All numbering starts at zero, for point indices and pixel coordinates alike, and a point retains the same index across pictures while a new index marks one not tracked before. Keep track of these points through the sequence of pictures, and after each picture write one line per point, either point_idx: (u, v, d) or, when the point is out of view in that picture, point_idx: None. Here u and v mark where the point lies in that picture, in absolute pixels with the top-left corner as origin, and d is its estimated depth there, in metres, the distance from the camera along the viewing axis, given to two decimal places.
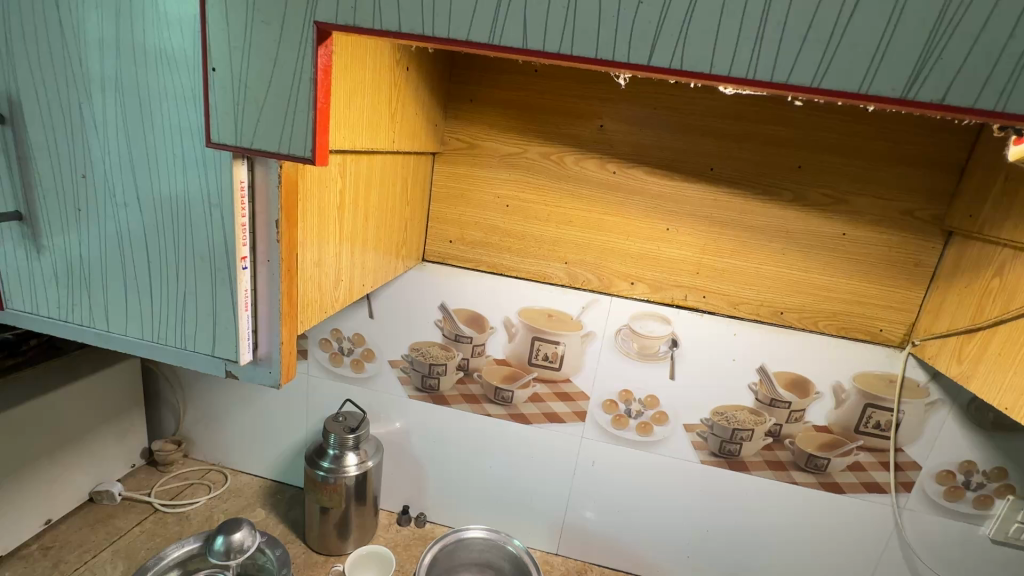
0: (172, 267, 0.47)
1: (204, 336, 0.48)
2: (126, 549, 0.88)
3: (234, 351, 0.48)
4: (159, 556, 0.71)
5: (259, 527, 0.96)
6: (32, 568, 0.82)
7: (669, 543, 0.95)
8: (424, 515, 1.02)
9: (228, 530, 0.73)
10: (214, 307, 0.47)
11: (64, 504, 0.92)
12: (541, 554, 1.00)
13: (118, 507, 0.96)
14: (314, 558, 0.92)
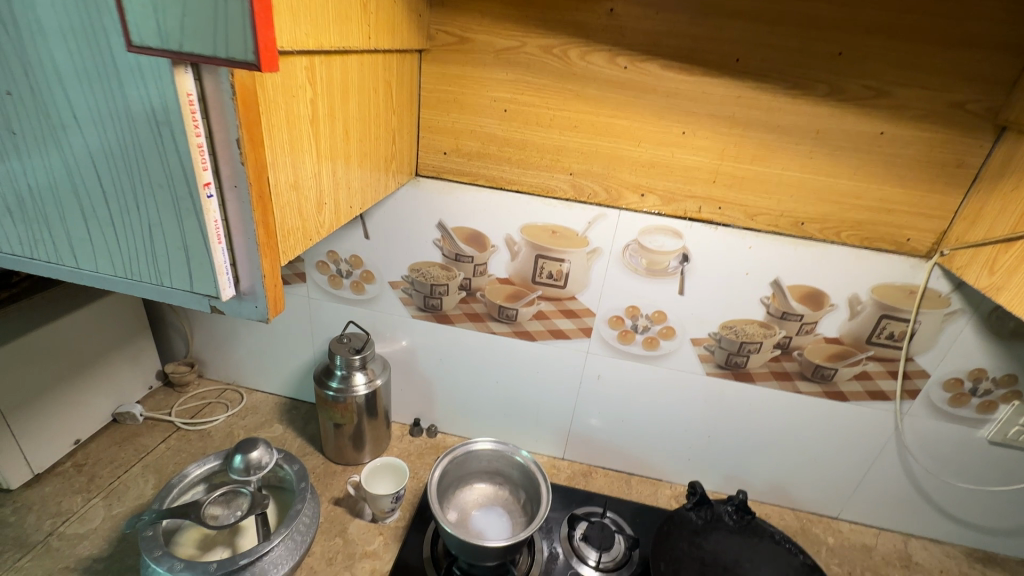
0: (135, 199, 0.42)
1: (181, 273, 0.45)
2: (155, 464, 0.92)
3: (215, 286, 0.45)
4: (181, 474, 0.74)
5: (278, 441, 1.01)
6: (69, 483, 0.87)
7: (671, 448, 0.98)
8: (435, 426, 1.06)
9: (245, 449, 0.76)
10: (186, 241, 0.43)
11: (89, 425, 0.95)
12: (548, 459, 1.05)
13: (142, 426, 1.00)
14: (333, 468, 0.97)
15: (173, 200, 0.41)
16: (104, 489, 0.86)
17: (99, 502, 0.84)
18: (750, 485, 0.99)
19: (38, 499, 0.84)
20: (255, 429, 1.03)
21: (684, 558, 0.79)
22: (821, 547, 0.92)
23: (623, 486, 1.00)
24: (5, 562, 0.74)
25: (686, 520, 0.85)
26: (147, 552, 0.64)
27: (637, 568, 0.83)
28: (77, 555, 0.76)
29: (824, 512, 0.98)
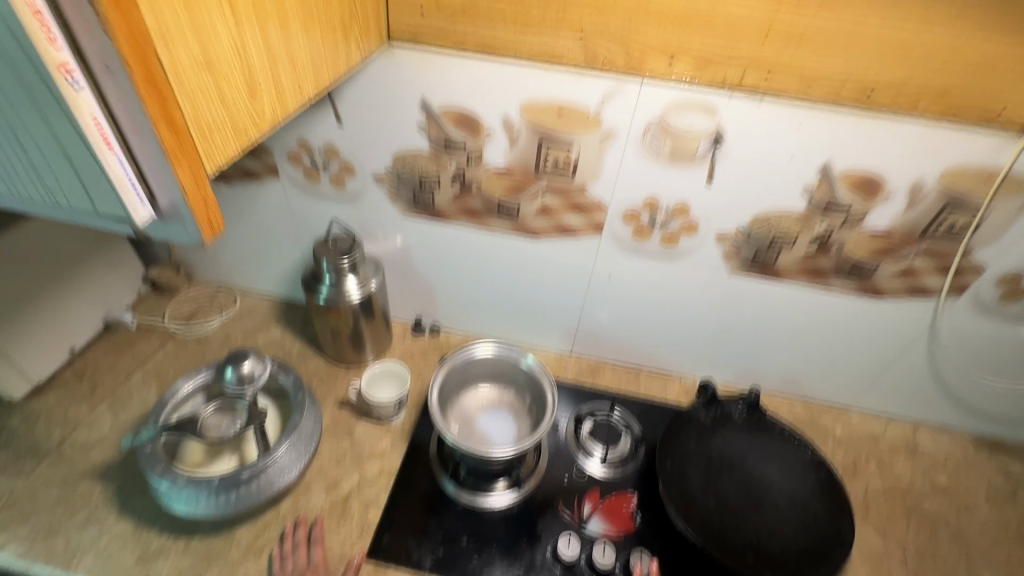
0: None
1: (79, 191, 0.36)
2: (155, 371, 0.91)
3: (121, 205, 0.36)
4: (171, 391, 0.71)
5: (277, 344, 0.98)
6: (73, 393, 0.86)
7: (683, 345, 0.94)
8: (437, 326, 1.02)
9: (235, 362, 0.72)
10: (69, 147, 0.34)
11: (82, 333, 0.92)
12: (555, 356, 1.02)
13: (138, 333, 0.98)
14: (336, 370, 0.95)
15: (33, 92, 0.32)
16: (108, 397, 0.86)
17: (105, 411, 0.84)
18: (763, 379, 0.96)
19: (44, 409, 0.84)
20: (253, 332, 1.00)
21: (691, 456, 0.79)
22: (828, 437, 0.92)
23: (631, 381, 0.98)
24: (22, 470, 0.75)
25: (696, 418, 0.83)
26: (151, 469, 0.65)
27: (643, 462, 0.84)
28: (91, 462, 0.77)
29: (836, 403, 0.97)
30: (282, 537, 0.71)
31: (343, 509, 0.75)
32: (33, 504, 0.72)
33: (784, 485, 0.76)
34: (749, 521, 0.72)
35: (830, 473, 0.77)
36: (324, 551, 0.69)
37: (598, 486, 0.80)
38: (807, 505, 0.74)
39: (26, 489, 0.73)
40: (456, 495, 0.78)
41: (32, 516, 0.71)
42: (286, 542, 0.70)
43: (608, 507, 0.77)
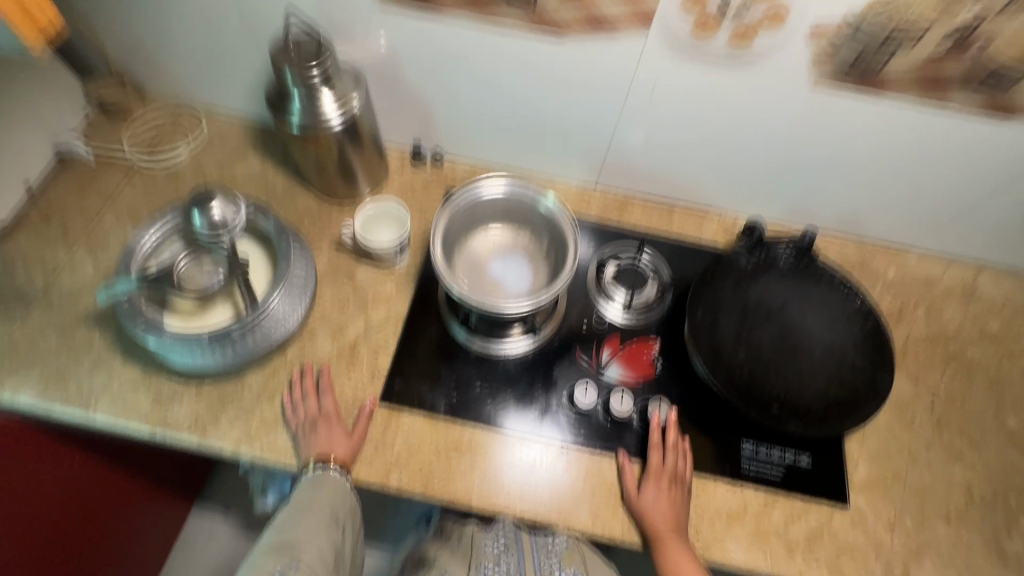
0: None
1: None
2: (128, 211, 0.81)
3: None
4: (137, 241, 0.63)
5: (258, 178, 0.85)
6: (44, 235, 0.78)
7: (729, 173, 0.80)
8: (440, 154, 0.87)
9: (202, 206, 0.62)
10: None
11: (34, 167, 0.80)
12: (576, 190, 0.88)
13: (99, 166, 0.85)
14: (328, 208, 0.84)
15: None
16: (84, 240, 0.78)
17: (84, 254, 0.77)
18: (818, 215, 0.84)
19: (18, 253, 0.76)
20: (228, 164, 0.86)
21: (726, 304, 0.71)
22: (878, 280, 0.83)
23: (663, 219, 0.86)
24: (14, 317, 0.72)
25: (735, 263, 0.74)
26: (131, 323, 0.59)
27: (670, 309, 0.78)
28: (83, 308, 0.73)
29: (895, 242, 0.85)
30: (290, 384, 0.69)
31: (352, 356, 0.72)
32: (35, 350, 0.70)
33: (823, 336, 0.70)
34: (779, 372, 0.67)
35: (877, 324, 0.70)
36: (334, 399, 0.68)
37: (618, 333, 0.76)
38: (845, 357, 0.69)
39: (23, 336, 0.71)
40: (468, 342, 0.74)
41: (38, 362, 0.69)
42: (294, 390, 0.68)
43: (627, 355, 0.74)
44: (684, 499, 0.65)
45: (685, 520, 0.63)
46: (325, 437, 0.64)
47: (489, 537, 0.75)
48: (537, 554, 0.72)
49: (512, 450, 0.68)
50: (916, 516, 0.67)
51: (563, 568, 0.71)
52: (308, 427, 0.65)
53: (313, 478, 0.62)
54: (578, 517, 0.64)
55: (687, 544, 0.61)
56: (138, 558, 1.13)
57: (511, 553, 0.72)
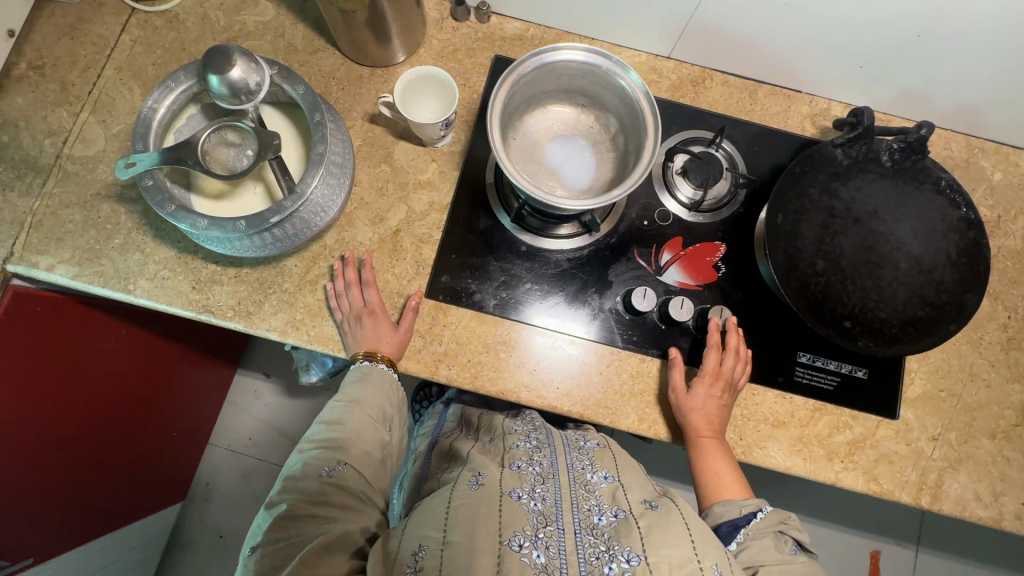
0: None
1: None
2: (130, 67, 0.70)
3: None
4: (151, 108, 0.54)
5: (274, 30, 0.72)
6: (42, 94, 0.69)
7: (840, 47, 0.66)
8: (486, 6, 0.72)
9: (218, 69, 0.52)
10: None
11: (13, 7, 0.67)
12: (646, 60, 0.75)
13: (86, 8, 0.72)
14: (358, 71, 0.72)
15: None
16: (87, 100, 0.69)
17: (91, 119, 0.69)
18: (930, 104, 0.72)
19: (18, 114, 0.68)
20: (237, 11, 0.73)
21: (810, 209, 0.63)
22: (981, 184, 0.73)
23: (745, 100, 0.74)
24: (31, 188, 0.67)
25: (829, 160, 0.64)
26: (160, 208, 0.52)
27: (741, 209, 0.70)
28: (103, 182, 0.67)
29: (1009, 140, 0.74)
30: (333, 274, 0.66)
31: (395, 245, 0.68)
32: (62, 226, 0.66)
33: (915, 248, 0.63)
34: (859, 285, 0.62)
35: (978, 238, 0.63)
36: (379, 292, 0.65)
37: (682, 234, 0.69)
38: (934, 273, 0.62)
39: (46, 210, 0.66)
40: (517, 236, 0.69)
41: (67, 239, 0.66)
42: (337, 280, 0.65)
43: (688, 258, 0.69)
44: (731, 403, 0.64)
45: (727, 419, 0.64)
46: (371, 331, 0.63)
47: (521, 433, 0.67)
48: (568, 451, 0.64)
49: (559, 349, 0.66)
50: (961, 431, 0.67)
51: (595, 468, 0.60)
52: (354, 320, 0.64)
53: (362, 371, 0.63)
54: (624, 416, 0.65)
55: (723, 444, 0.62)
56: (196, 412, 1.22)
57: (543, 450, 0.63)
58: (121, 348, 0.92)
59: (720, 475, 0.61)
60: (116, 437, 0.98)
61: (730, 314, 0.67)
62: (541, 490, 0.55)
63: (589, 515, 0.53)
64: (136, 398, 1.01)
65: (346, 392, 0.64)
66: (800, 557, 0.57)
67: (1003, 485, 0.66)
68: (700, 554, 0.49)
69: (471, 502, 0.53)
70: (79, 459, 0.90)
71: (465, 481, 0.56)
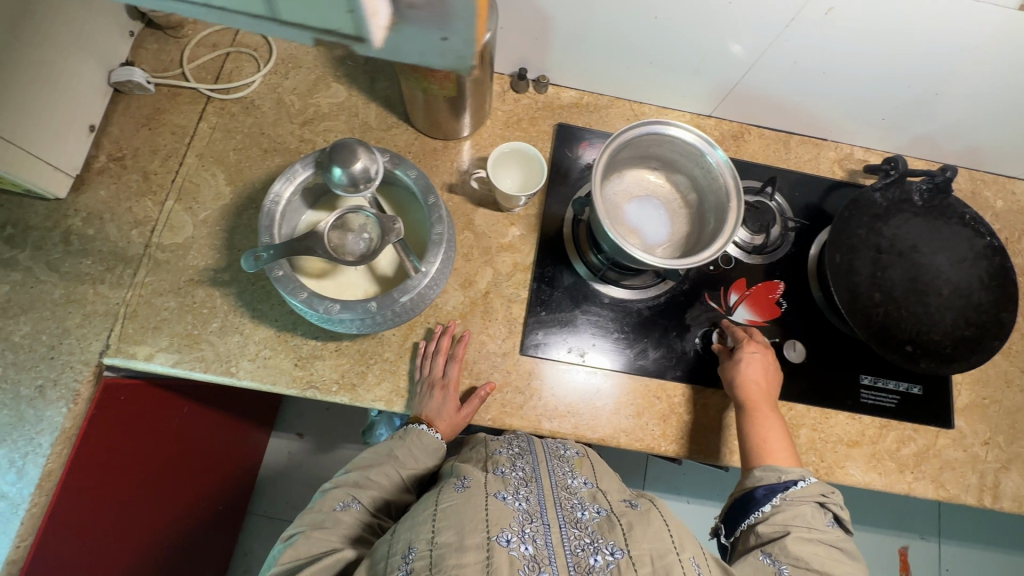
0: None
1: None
2: (210, 152, 0.72)
3: (360, 25, 0.25)
4: (275, 197, 0.57)
5: (348, 110, 0.76)
6: (125, 184, 0.70)
7: (864, 104, 0.76)
8: (545, 79, 0.79)
9: (343, 161, 0.55)
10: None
11: (94, 102, 0.69)
12: (691, 119, 0.83)
13: (162, 99, 0.74)
14: (432, 144, 0.76)
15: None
16: (171, 188, 0.71)
17: (177, 206, 0.70)
18: (941, 146, 0.82)
19: (102, 206, 0.69)
20: (309, 94, 0.76)
21: (861, 248, 0.71)
22: (986, 211, 0.84)
23: (781, 150, 0.83)
24: (122, 279, 0.67)
25: (871, 203, 0.73)
26: (292, 296, 0.55)
27: (793, 249, 0.78)
28: (194, 267, 0.68)
29: (1003, 172, 0.85)
30: (430, 335, 0.69)
31: (486, 307, 0.71)
32: (157, 314, 0.66)
33: (952, 274, 0.71)
34: (911, 312, 0.69)
35: (1004, 262, 0.72)
36: (459, 369, 0.67)
37: (745, 275, 0.76)
38: (972, 295, 0.71)
39: (139, 299, 0.67)
40: (598, 288, 0.73)
41: (164, 326, 0.66)
42: (432, 343, 0.68)
43: (754, 297, 0.75)
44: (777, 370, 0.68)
45: (775, 385, 0.67)
46: (436, 404, 0.64)
47: (502, 440, 0.63)
48: (548, 457, 0.60)
49: (625, 385, 0.71)
50: (1007, 434, 0.75)
51: (575, 473, 0.58)
52: (426, 387, 0.65)
53: (402, 432, 0.65)
54: (716, 450, 0.69)
55: (779, 417, 0.65)
56: (237, 483, 1.18)
57: (525, 456, 0.59)
58: (173, 434, 0.88)
59: (771, 443, 0.63)
60: (158, 529, 0.93)
61: (802, 347, 0.73)
62: (525, 491, 0.52)
63: (572, 510, 0.52)
64: (179, 486, 0.96)
65: (380, 446, 0.64)
66: (835, 531, 0.57)
67: None
68: (678, 548, 0.48)
69: (459, 502, 0.49)
70: (118, 553, 0.84)
71: (450, 484, 0.53)
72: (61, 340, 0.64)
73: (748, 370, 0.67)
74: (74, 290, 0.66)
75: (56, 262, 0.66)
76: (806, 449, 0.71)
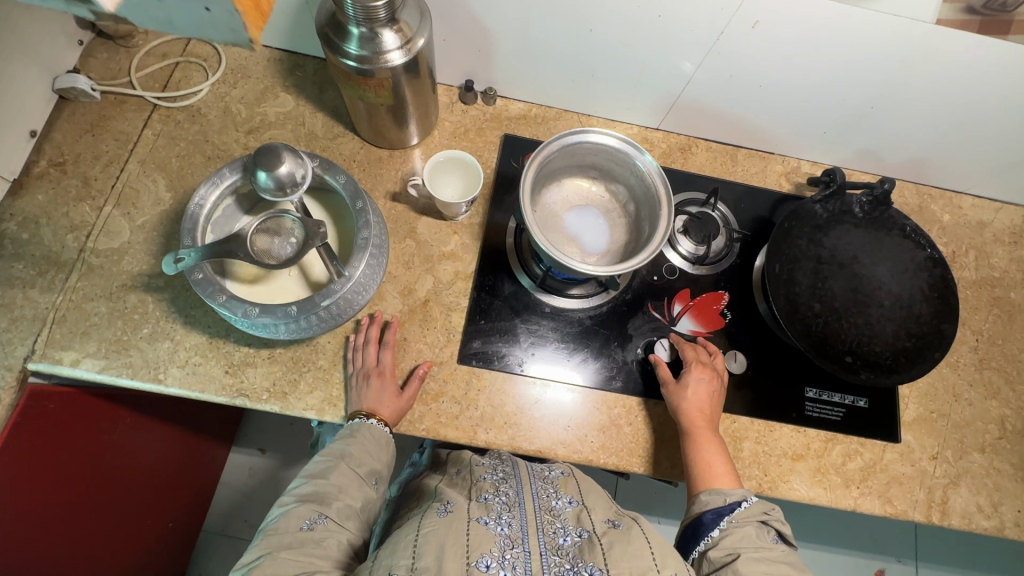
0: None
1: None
2: (153, 159, 0.72)
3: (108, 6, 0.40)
4: (199, 201, 0.57)
5: (294, 119, 0.76)
6: (63, 189, 0.70)
7: (806, 118, 0.77)
8: (493, 91, 0.80)
9: (267, 164, 0.55)
10: None
11: (35, 108, 0.70)
12: (638, 131, 0.84)
13: (108, 106, 0.74)
14: (377, 154, 0.77)
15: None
16: (110, 194, 0.70)
17: (115, 212, 0.70)
18: (883, 160, 0.83)
19: (39, 211, 0.69)
20: (257, 103, 0.77)
21: (801, 258, 0.71)
22: (933, 225, 0.84)
23: (727, 163, 0.83)
24: (53, 284, 0.66)
25: (811, 215, 0.73)
26: (212, 299, 0.55)
27: (738, 260, 0.78)
28: (128, 272, 0.68)
29: (950, 187, 0.86)
30: (358, 327, 0.68)
31: (425, 315, 0.71)
32: (86, 320, 0.65)
33: (893, 286, 0.71)
34: (852, 323, 0.69)
35: (944, 275, 0.72)
36: (393, 354, 0.67)
37: (689, 286, 0.76)
38: (913, 307, 0.70)
39: (69, 304, 0.66)
40: (540, 297, 0.73)
41: (93, 331, 0.65)
42: (359, 334, 0.67)
43: (698, 307, 0.75)
44: (721, 391, 0.68)
45: (717, 412, 0.66)
46: (375, 392, 0.63)
47: (487, 466, 0.62)
48: (532, 480, 0.60)
49: (564, 396, 0.69)
50: (955, 449, 0.73)
51: (560, 494, 0.57)
52: (361, 379, 0.64)
53: (353, 427, 0.63)
54: (658, 463, 0.68)
55: (717, 436, 0.65)
56: (191, 499, 1.14)
57: (509, 480, 0.59)
58: (119, 446, 0.88)
59: (714, 466, 0.62)
60: (108, 556, 0.92)
61: (744, 360, 0.72)
62: (508, 516, 0.52)
63: (554, 536, 0.51)
64: (130, 511, 0.96)
65: (332, 447, 0.63)
66: (782, 548, 0.56)
67: (1000, 495, 0.72)
68: (660, 565, 0.47)
69: (441, 527, 0.50)
70: (63, 557, 0.81)
71: (433, 509, 0.54)
72: None
73: (694, 397, 0.65)
74: (2, 295, 0.65)
75: None
76: (749, 462, 0.69)
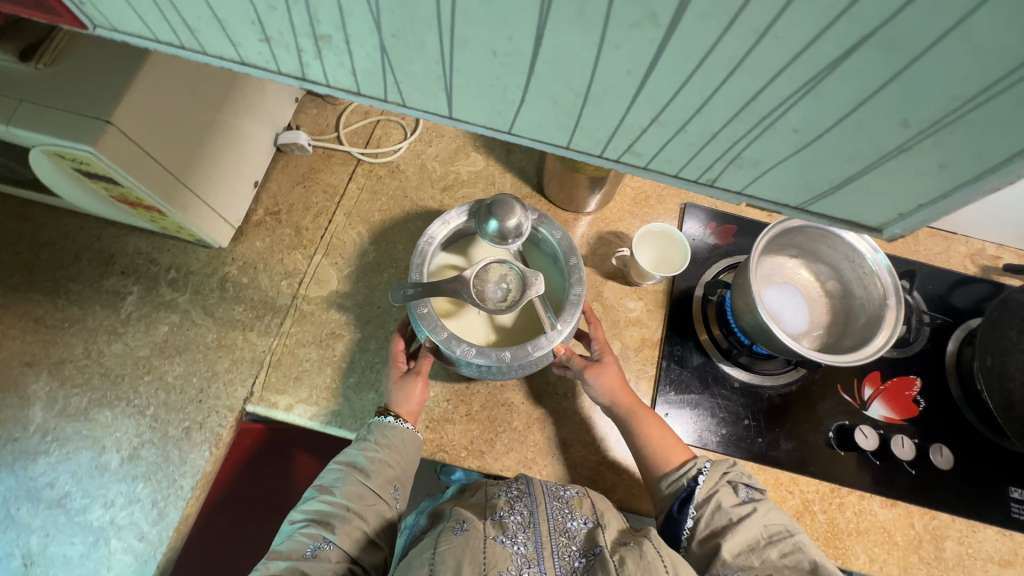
0: (743, 74, 0.24)
1: (792, 193, 0.32)
2: (357, 211, 0.76)
3: (898, 222, 0.31)
4: (429, 237, 0.61)
5: (485, 178, 0.79)
6: (278, 238, 0.74)
7: (1003, 207, 0.75)
8: None
9: (498, 211, 0.58)
10: None
11: (261, 161, 0.74)
12: None
13: (317, 159, 0.79)
14: (562, 216, 0.79)
15: (897, 140, 0.26)
16: (319, 244, 0.74)
17: (324, 261, 0.73)
18: None
19: (256, 257, 0.73)
20: (451, 162, 0.80)
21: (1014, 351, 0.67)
22: None
23: (909, 242, 0.82)
24: (270, 327, 0.70)
25: (1022, 304, 0.69)
26: (433, 333, 0.57)
27: (927, 344, 0.75)
28: (336, 320, 0.71)
29: None
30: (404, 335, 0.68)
31: None
32: (298, 365, 0.68)
33: None
34: None
35: None
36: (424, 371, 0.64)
37: (879, 368, 0.74)
38: None
39: (284, 348, 0.69)
40: (728, 369, 0.72)
41: (305, 377, 0.68)
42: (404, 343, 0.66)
43: (889, 392, 0.72)
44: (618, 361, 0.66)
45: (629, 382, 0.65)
46: (402, 390, 0.62)
47: (502, 483, 0.58)
48: (547, 498, 0.55)
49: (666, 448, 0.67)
50: None
51: (575, 513, 0.54)
52: (394, 375, 0.64)
53: (381, 425, 0.60)
54: (857, 557, 0.65)
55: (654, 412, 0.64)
56: None
57: (523, 498, 0.54)
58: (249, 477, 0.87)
59: (666, 440, 0.62)
60: None
61: (912, 443, 0.68)
62: (522, 537, 0.50)
63: (570, 559, 0.49)
64: None
65: (347, 454, 0.60)
66: (751, 503, 0.56)
67: None
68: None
69: (457, 546, 0.48)
70: None
71: (448, 527, 0.51)
72: (209, 384, 0.67)
73: (603, 378, 0.63)
74: (224, 336, 0.69)
75: (211, 307, 0.70)
76: (953, 564, 0.65)
